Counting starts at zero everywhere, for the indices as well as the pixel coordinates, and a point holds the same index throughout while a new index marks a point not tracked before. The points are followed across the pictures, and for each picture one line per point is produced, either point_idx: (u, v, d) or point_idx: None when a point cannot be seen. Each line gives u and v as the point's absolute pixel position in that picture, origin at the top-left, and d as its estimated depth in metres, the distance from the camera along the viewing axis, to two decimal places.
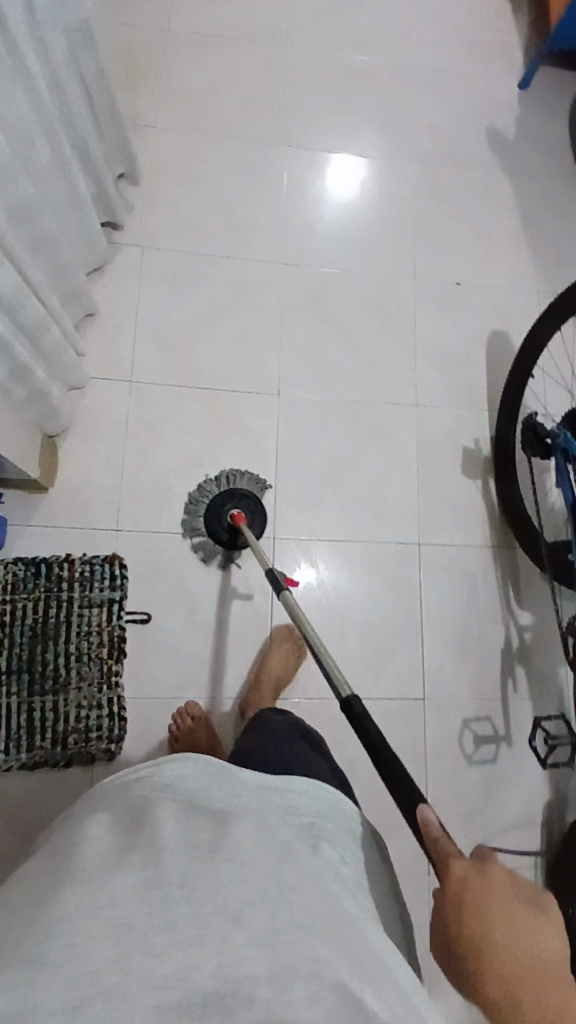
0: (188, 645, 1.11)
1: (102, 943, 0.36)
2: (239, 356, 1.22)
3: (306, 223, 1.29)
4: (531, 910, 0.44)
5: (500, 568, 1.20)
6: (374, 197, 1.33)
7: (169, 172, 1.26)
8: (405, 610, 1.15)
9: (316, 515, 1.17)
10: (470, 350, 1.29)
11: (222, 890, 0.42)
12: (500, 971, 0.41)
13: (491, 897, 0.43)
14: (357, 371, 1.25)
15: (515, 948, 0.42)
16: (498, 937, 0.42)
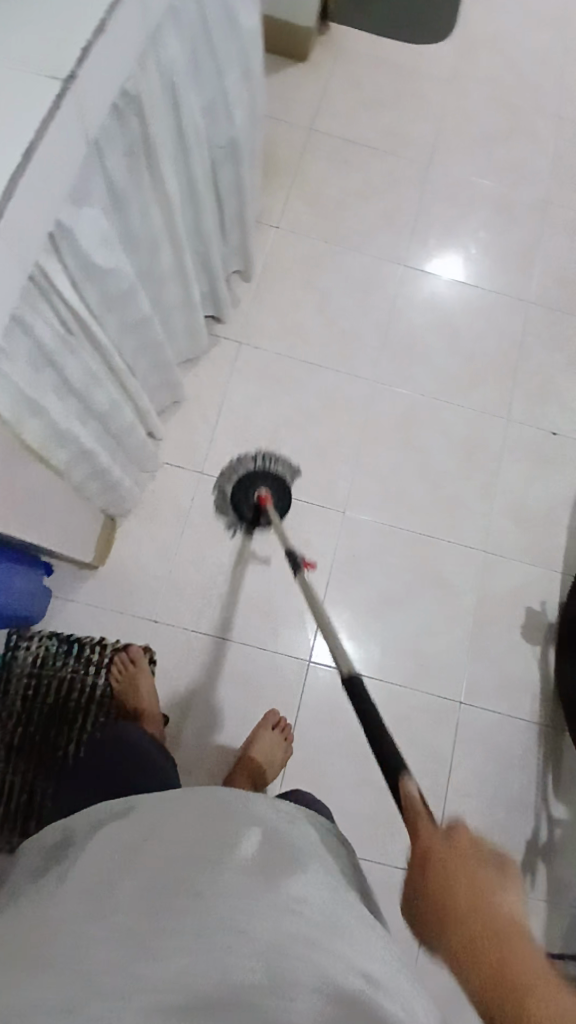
0: (197, 758, 1.07)
1: (100, 947, 0.37)
2: (316, 468, 1.20)
3: (407, 346, 1.29)
4: (497, 873, 0.41)
5: (543, 749, 1.11)
6: (486, 333, 1.32)
7: (288, 276, 1.29)
8: (430, 773, 1.08)
9: (360, 643, 1.13)
10: (553, 506, 1.24)
11: (223, 897, 0.42)
12: (453, 903, 0.40)
13: (452, 849, 0.43)
14: (430, 503, 1.21)
15: (473, 895, 0.40)
16: (457, 879, 0.41)
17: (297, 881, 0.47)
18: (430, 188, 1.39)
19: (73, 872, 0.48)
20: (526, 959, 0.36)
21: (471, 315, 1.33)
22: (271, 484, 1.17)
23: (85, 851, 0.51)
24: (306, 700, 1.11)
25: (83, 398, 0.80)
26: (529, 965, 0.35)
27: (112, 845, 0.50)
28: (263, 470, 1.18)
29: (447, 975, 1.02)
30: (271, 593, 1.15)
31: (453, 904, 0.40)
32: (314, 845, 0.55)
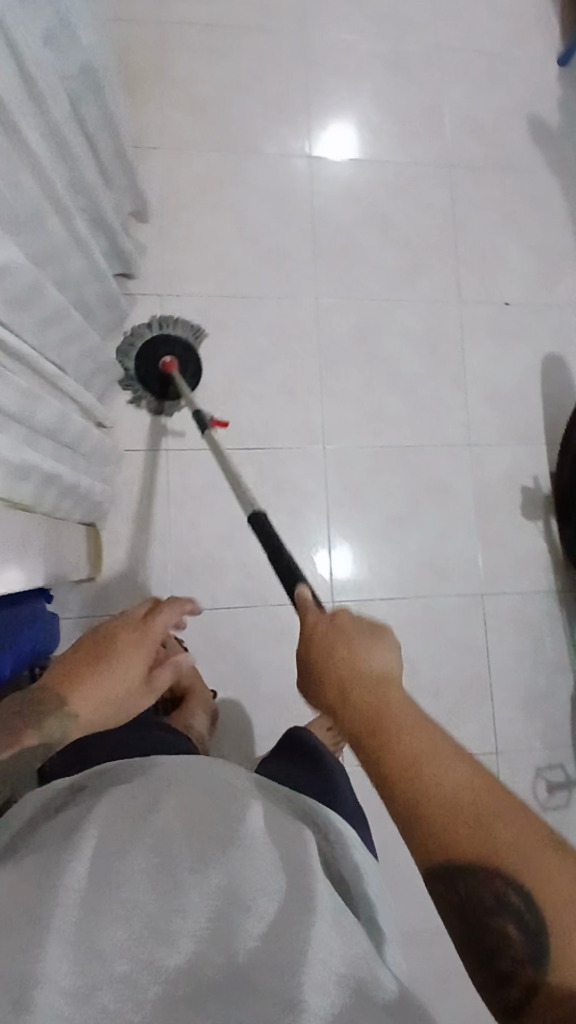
0: (256, 721, 1.10)
1: (112, 924, 0.36)
2: (282, 410, 1.14)
3: (339, 250, 1.20)
4: (372, 639, 0.47)
5: (566, 614, 1.17)
6: (417, 215, 1.23)
7: (190, 206, 1.16)
8: (472, 667, 1.13)
9: (376, 573, 1.13)
10: (525, 379, 1.21)
11: (223, 879, 0.41)
12: (345, 664, 0.45)
13: (334, 633, 0.47)
14: (405, 410, 1.17)
15: (351, 662, 0.45)
16: (337, 650, 0.46)
17: (295, 861, 0.46)
18: (316, 57, 1.23)
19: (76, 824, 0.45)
20: (411, 718, 0.42)
21: (396, 197, 1.23)
22: (175, 348, 1.10)
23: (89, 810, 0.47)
24: None
25: (27, 422, 0.71)
26: (420, 726, 0.41)
27: (121, 806, 0.47)
28: (163, 336, 1.09)
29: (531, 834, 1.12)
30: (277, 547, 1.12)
31: (347, 664, 0.45)
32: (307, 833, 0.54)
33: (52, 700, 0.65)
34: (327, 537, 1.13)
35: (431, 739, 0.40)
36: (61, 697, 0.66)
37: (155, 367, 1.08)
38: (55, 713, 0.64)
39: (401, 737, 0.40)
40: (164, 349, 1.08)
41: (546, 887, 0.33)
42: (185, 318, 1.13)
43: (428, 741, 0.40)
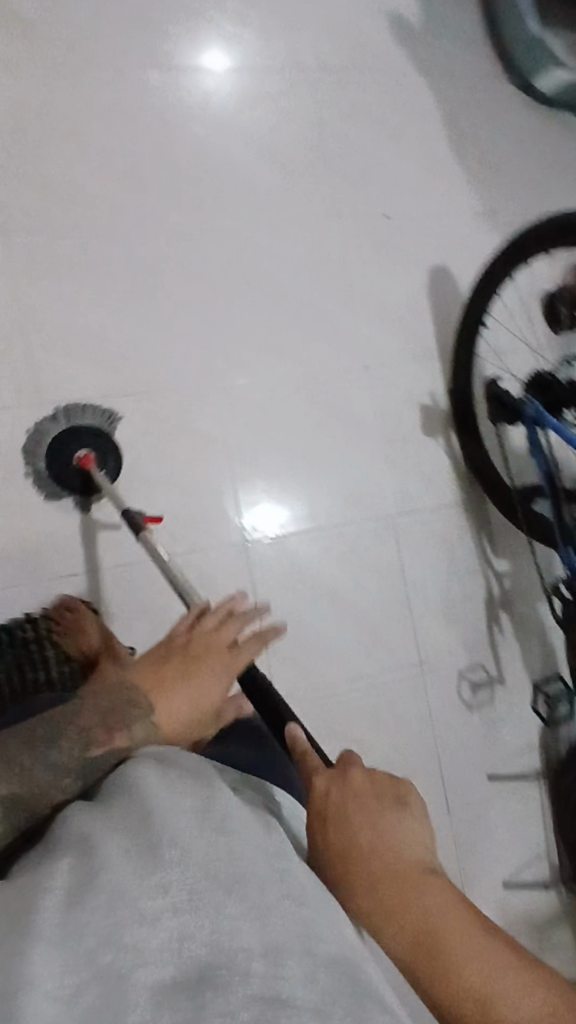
0: None
1: (114, 919, 0.28)
2: (167, 349, 1.05)
3: (206, 170, 1.10)
4: (396, 809, 0.47)
5: (474, 524, 1.21)
6: (285, 123, 1.15)
7: (28, 126, 1.01)
8: (393, 588, 1.15)
9: (289, 510, 1.10)
10: (413, 295, 1.19)
11: (213, 852, 0.34)
12: (364, 852, 0.44)
13: (352, 801, 0.47)
14: (298, 338, 1.13)
15: (378, 836, 0.45)
16: (362, 830, 0.45)
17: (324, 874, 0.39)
18: None
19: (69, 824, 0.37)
20: (442, 899, 0.43)
21: (260, 107, 1.13)
22: (89, 439, 0.98)
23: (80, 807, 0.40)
24: (263, 580, 1.08)
25: None
26: (452, 910, 0.42)
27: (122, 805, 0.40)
28: (75, 428, 0.97)
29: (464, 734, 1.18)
30: (182, 497, 1.05)
31: (366, 852, 0.44)
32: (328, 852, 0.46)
33: (139, 703, 0.56)
34: (233, 479, 1.08)
35: (466, 936, 0.41)
36: (145, 701, 0.57)
37: (70, 465, 0.96)
38: (137, 711, 0.55)
39: (437, 930, 0.41)
40: (84, 444, 0.97)
41: None
42: (96, 404, 1.01)
43: (465, 937, 0.41)
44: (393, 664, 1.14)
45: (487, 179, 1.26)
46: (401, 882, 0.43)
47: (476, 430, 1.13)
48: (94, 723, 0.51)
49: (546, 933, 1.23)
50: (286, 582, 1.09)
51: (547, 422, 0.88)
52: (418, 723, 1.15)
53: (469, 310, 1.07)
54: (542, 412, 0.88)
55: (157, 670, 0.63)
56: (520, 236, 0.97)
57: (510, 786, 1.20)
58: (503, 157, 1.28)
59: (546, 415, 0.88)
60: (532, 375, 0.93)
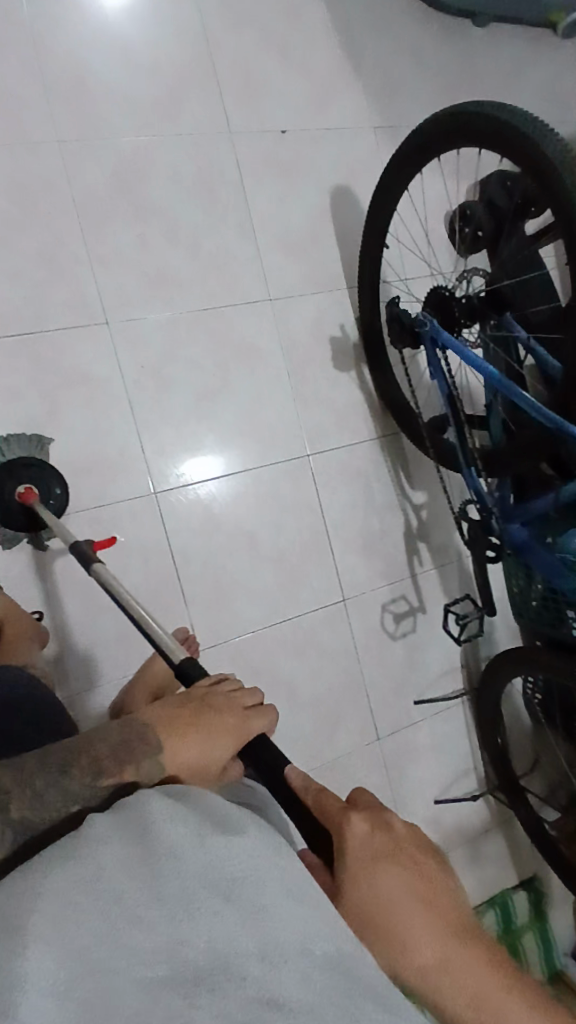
0: None
1: (94, 927, 0.31)
2: (49, 285, 0.97)
3: (76, 79, 0.99)
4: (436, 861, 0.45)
5: (389, 457, 1.21)
6: (160, 25, 1.04)
7: None
8: (311, 527, 1.14)
9: (207, 456, 1.07)
10: (316, 221, 1.14)
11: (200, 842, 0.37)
12: (406, 919, 0.41)
13: (397, 853, 0.44)
14: (194, 269, 1.06)
15: (422, 888, 0.42)
16: (413, 883, 0.42)
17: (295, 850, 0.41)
18: None
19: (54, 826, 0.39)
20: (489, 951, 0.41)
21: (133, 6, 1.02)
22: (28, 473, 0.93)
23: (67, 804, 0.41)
24: (174, 527, 1.04)
25: None
26: (499, 975, 0.40)
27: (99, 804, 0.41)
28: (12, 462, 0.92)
29: (390, 664, 1.21)
30: (80, 445, 0.99)
31: (408, 919, 0.41)
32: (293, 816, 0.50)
33: (148, 741, 0.49)
34: (135, 423, 1.02)
35: (517, 1002, 0.40)
36: (157, 739, 0.49)
37: (10, 503, 0.91)
38: (146, 750, 0.48)
39: (487, 995, 0.39)
40: (19, 472, 0.91)
41: None
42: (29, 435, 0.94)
43: (517, 1008, 0.39)
44: (316, 602, 1.14)
45: (386, 96, 1.21)
46: (448, 952, 0.40)
47: (384, 359, 1.11)
48: (104, 757, 0.45)
49: (476, 838, 1.31)
50: (200, 527, 1.06)
51: (444, 340, 0.87)
52: (343, 657, 1.17)
53: (370, 231, 1.03)
54: (438, 329, 0.86)
55: (172, 707, 0.54)
56: (410, 142, 0.92)
57: (437, 708, 1.25)
58: (402, 72, 1.22)
59: (443, 332, 0.86)
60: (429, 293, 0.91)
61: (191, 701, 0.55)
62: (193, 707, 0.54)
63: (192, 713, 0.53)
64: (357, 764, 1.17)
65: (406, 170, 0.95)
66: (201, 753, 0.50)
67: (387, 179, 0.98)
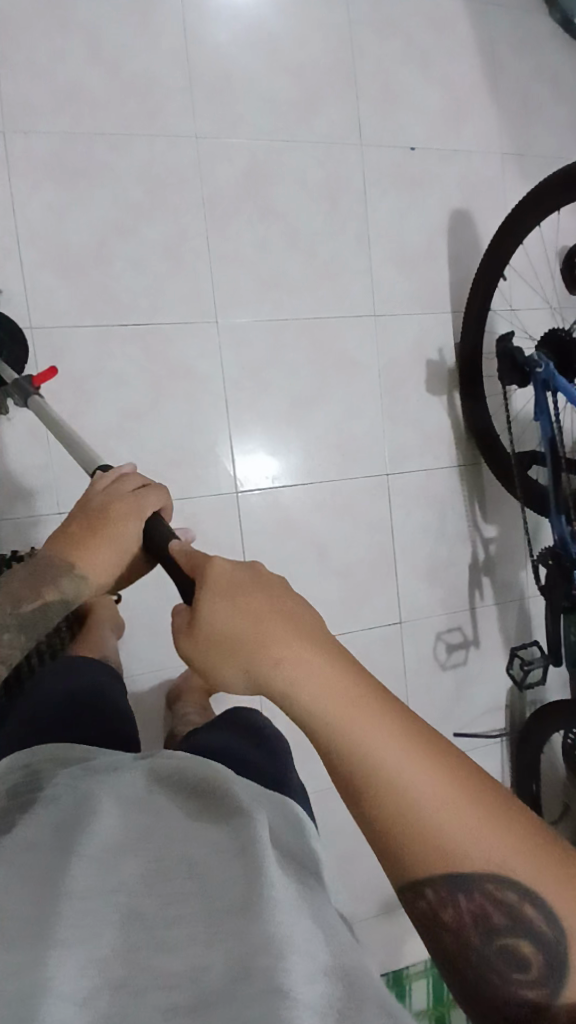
0: (165, 619, 1.05)
1: (106, 933, 0.31)
2: (169, 278, 0.99)
3: (224, 78, 1.00)
4: (296, 598, 0.43)
5: (467, 486, 1.19)
6: (307, 25, 1.03)
7: (28, 7, 0.90)
8: (379, 546, 1.14)
9: (269, 459, 1.06)
10: (431, 241, 1.13)
11: (213, 854, 0.37)
12: (252, 628, 0.40)
13: (257, 593, 0.42)
14: (307, 277, 1.06)
15: (270, 613, 0.41)
16: (265, 615, 0.40)
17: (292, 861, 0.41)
18: None
19: (76, 824, 0.40)
20: (345, 671, 0.39)
21: (288, 10, 1.02)
22: None
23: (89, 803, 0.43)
24: (249, 529, 1.06)
25: None
26: (351, 698, 0.38)
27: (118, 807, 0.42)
28: None
29: (435, 693, 1.20)
30: (176, 439, 1.01)
31: (260, 629, 0.40)
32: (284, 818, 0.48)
33: (58, 566, 0.61)
34: (229, 423, 1.03)
35: (374, 720, 0.38)
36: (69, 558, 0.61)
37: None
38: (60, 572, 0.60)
39: (341, 710, 0.38)
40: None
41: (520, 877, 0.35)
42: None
43: (367, 719, 0.38)
44: (374, 621, 1.15)
45: (520, 121, 1.19)
46: (289, 659, 0.39)
47: (480, 390, 1.09)
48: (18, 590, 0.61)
49: None
50: (274, 532, 1.07)
51: (557, 384, 0.86)
52: (391, 679, 1.17)
53: (489, 261, 1.01)
54: (554, 372, 0.85)
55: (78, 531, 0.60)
56: (550, 181, 0.90)
57: (475, 743, 1.24)
58: (539, 98, 1.20)
59: (558, 375, 0.85)
60: (549, 333, 0.90)
61: (90, 513, 0.63)
62: (90, 520, 0.62)
63: (87, 525, 0.62)
64: None
65: (540, 207, 0.93)
66: (107, 555, 0.60)
67: (517, 212, 0.96)
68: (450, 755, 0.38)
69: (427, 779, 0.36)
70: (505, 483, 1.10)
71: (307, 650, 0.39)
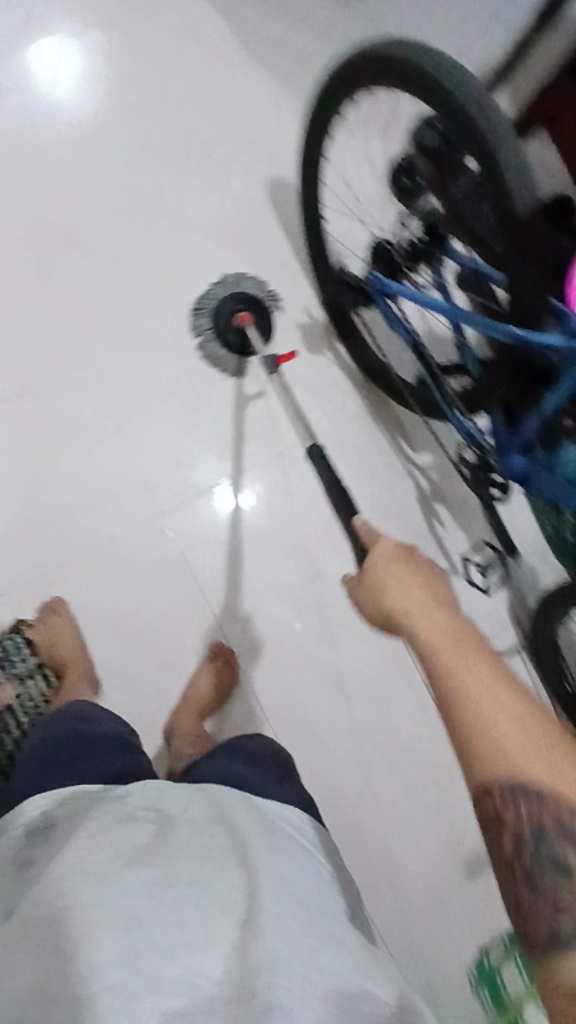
0: (134, 661, 1.02)
1: (109, 938, 0.39)
2: (25, 344, 1.07)
3: (20, 149, 1.13)
4: (438, 581, 0.59)
5: (383, 423, 1.21)
6: (91, 94, 1.17)
7: None
8: (318, 511, 1.14)
9: (194, 467, 1.10)
10: (257, 216, 1.20)
11: (223, 891, 0.45)
12: (387, 574, 0.60)
13: (401, 562, 0.61)
14: (154, 295, 1.13)
15: (404, 576, 0.59)
16: (398, 576, 0.59)
17: (291, 895, 0.48)
18: None
19: (67, 851, 0.48)
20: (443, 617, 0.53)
21: (65, 85, 1.16)
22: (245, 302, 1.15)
23: (95, 831, 0.51)
24: (185, 539, 1.07)
25: None
26: (443, 635, 0.51)
27: (129, 835, 0.51)
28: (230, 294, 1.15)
29: None
30: (87, 482, 1.05)
31: (388, 576, 0.59)
32: (283, 847, 0.55)
33: None
34: (129, 445, 1.08)
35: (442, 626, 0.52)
36: None
37: (231, 322, 1.13)
38: None
39: (429, 631, 0.51)
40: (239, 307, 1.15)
41: (519, 759, 0.41)
42: (256, 276, 1.19)
43: (452, 643, 0.49)
44: (339, 579, 1.12)
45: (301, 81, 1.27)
46: (407, 602, 0.56)
47: (349, 326, 1.09)
48: None
49: None
50: (203, 536, 1.08)
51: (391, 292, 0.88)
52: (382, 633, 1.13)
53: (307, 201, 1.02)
54: (379, 282, 0.88)
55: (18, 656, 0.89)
56: (318, 115, 0.88)
57: None
58: None
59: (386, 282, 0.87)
60: (374, 246, 0.92)
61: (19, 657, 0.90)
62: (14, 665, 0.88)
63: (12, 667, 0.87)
64: (419, 742, 1.11)
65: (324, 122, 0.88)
66: None
67: (310, 132, 0.92)
68: (545, 737, 0.43)
69: (506, 728, 0.42)
70: (406, 400, 1.06)
71: (419, 597, 0.56)
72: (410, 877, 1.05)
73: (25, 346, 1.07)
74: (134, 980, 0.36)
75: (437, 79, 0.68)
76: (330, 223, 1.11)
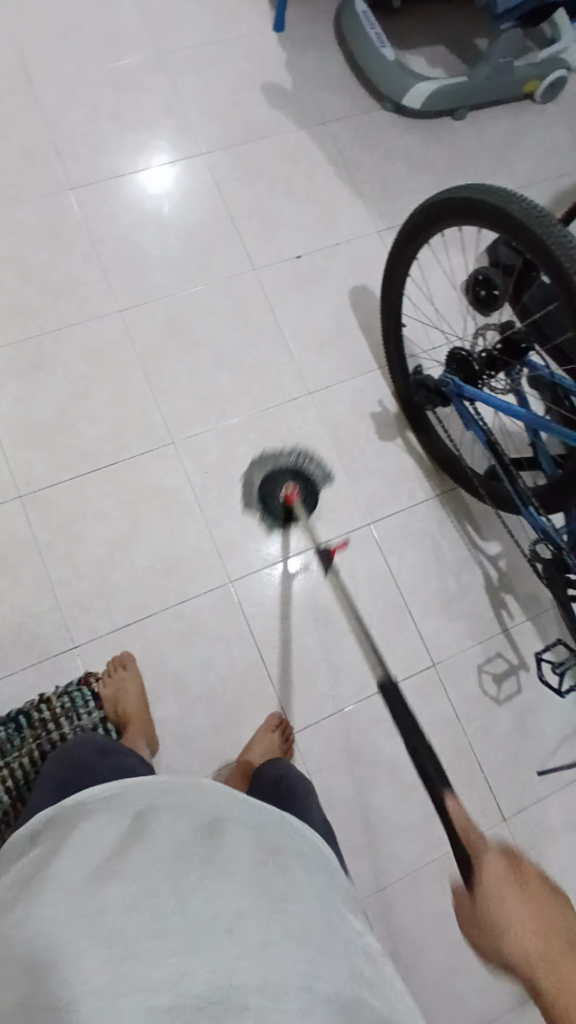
0: (194, 729, 1.03)
1: (88, 950, 0.37)
2: (122, 421, 1.17)
3: (133, 251, 1.27)
4: (543, 885, 0.52)
5: (453, 511, 1.23)
6: (200, 206, 1.32)
7: None
8: (384, 594, 1.15)
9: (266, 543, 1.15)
10: (340, 317, 1.31)
11: (220, 895, 0.43)
12: (490, 886, 0.52)
13: (502, 870, 0.54)
14: (241, 383, 1.23)
15: (509, 890, 0.51)
16: (502, 888, 0.52)
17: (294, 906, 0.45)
18: (62, 102, 1.32)
19: (56, 857, 0.46)
20: (558, 940, 0.47)
21: (179, 200, 1.31)
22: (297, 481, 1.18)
23: (86, 838, 0.49)
24: (252, 612, 1.10)
25: None
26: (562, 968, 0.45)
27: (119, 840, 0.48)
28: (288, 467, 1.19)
29: (498, 733, 1.12)
30: (167, 551, 1.11)
31: (491, 889, 0.52)
32: (297, 861, 0.52)
33: None
34: (208, 518, 1.14)
35: (558, 955, 0.46)
36: None
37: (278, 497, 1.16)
38: None
39: (548, 967, 0.45)
40: (288, 478, 1.18)
41: None
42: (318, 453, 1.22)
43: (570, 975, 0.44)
44: (401, 665, 1.11)
45: (387, 203, 1.41)
46: (513, 918, 0.49)
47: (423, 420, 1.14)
48: None
49: None
50: (270, 611, 1.11)
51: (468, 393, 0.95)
52: (443, 727, 1.10)
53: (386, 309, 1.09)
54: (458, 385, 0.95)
55: None
56: (399, 242, 0.97)
57: (563, 777, 1.12)
58: (399, 184, 1.43)
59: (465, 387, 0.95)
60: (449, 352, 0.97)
61: None
62: None
63: None
64: None
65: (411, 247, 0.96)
66: None
67: (390, 256, 1.01)
68: None
69: None
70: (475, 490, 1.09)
71: (531, 916, 0.49)
72: (463, 998, 0.99)
73: (122, 422, 1.17)
74: (113, 987, 0.35)
75: (517, 217, 0.75)
76: (408, 327, 1.20)
